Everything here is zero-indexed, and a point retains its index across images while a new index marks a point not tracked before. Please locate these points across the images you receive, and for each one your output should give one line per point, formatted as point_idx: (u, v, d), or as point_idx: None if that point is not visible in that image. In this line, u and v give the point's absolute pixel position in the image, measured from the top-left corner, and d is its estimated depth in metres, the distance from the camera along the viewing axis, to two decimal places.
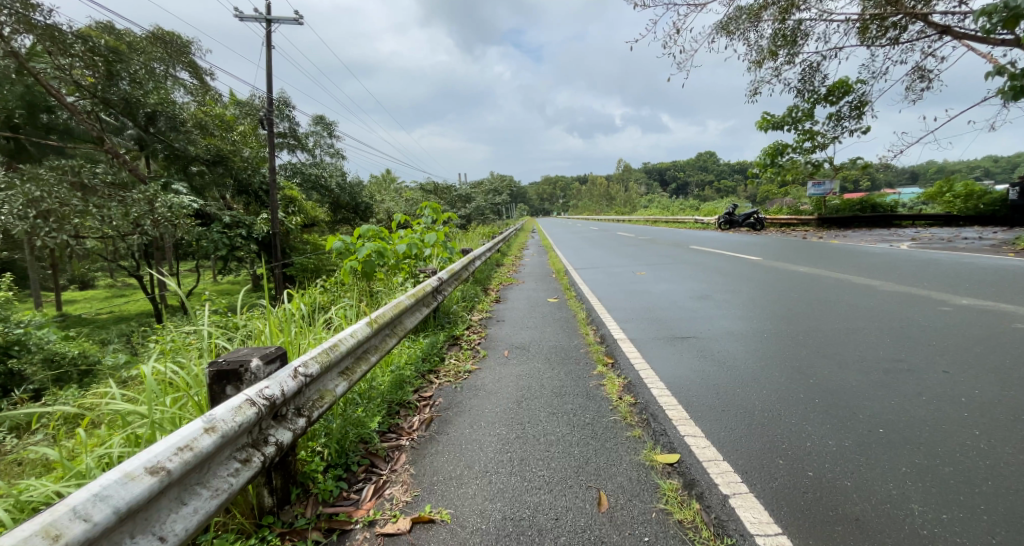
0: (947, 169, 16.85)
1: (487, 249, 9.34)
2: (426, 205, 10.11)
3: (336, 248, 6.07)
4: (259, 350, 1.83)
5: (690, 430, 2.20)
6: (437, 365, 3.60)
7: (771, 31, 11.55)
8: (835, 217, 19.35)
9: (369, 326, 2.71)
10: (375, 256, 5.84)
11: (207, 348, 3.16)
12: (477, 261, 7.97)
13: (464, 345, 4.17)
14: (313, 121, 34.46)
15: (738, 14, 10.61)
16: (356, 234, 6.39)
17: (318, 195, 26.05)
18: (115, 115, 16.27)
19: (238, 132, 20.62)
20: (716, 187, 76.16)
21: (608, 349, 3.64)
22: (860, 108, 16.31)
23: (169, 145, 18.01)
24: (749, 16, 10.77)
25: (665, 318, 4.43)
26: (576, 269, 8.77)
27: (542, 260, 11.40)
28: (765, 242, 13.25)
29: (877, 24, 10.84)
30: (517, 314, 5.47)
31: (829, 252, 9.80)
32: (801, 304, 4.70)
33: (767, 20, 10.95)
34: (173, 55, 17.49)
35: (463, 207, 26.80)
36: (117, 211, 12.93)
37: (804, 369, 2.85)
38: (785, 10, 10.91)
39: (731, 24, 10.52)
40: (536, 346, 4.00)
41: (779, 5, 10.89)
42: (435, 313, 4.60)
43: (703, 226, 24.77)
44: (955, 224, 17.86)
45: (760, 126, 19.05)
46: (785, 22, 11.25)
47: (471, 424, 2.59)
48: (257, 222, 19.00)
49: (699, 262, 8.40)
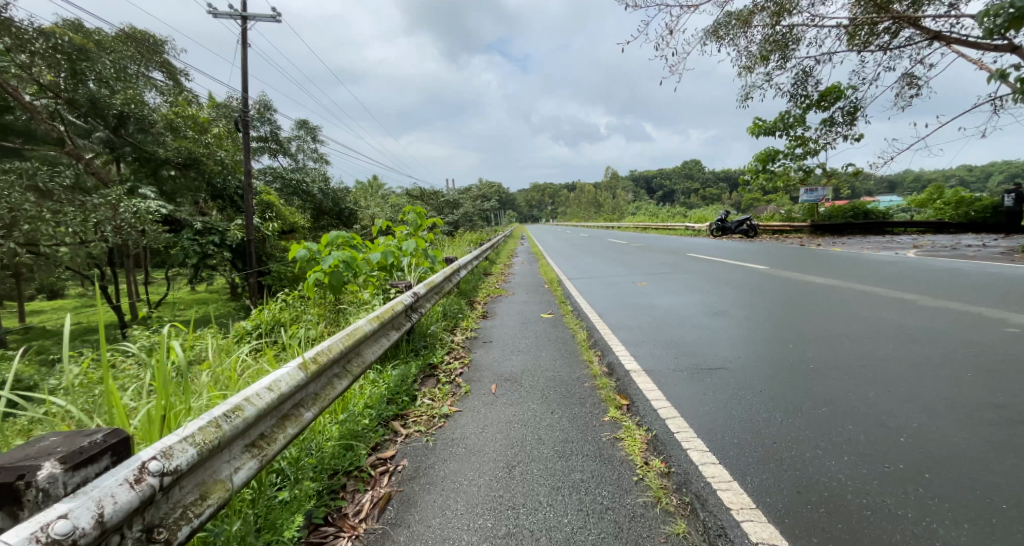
0: (922, 178, 17.18)
1: (472, 257, 8.63)
2: (408, 208, 9.45)
3: (300, 258, 5.35)
4: (74, 440, 1.08)
5: (762, 532, 1.52)
6: (406, 407, 2.86)
7: (762, 37, 11.17)
8: (827, 223, 19.07)
9: (303, 370, 1.96)
10: (343, 268, 5.14)
11: (94, 403, 2.39)
12: (461, 270, 7.25)
13: (442, 376, 3.42)
14: (295, 126, 33.58)
15: (731, 17, 10.16)
16: (324, 242, 5.68)
17: (297, 200, 25.19)
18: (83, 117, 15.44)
19: (214, 135, 19.64)
20: (702, 195, 76.88)
21: (619, 384, 2.93)
22: (852, 114, 16.11)
23: (138, 148, 17.04)
24: (739, 22, 10.39)
25: (682, 340, 3.75)
26: (570, 279, 8.13)
27: (532, 269, 10.74)
28: (762, 249, 12.76)
29: (866, 30, 10.53)
30: (506, 334, 4.75)
31: (834, 261, 9.28)
32: (834, 321, 4.08)
33: (757, 25, 10.55)
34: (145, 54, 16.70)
35: (450, 213, 26.02)
36: (74, 217, 11.89)
37: (883, 419, 2.21)
38: (776, 14, 10.50)
39: (721, 28, 10.15)
40: (530, 377, 3.29)
41: (770, 9, 10.48)
42: (408, 337, 3.83)
43: (695, 233, 24.39)
44: (947, 231, 17.67)
45: (752, 132, 18.77)
46: (776, 28, 10.84)
47: (443, 506, 1.87)
48: (231, 228, 17.95)
49: (702, 271, 7.81)
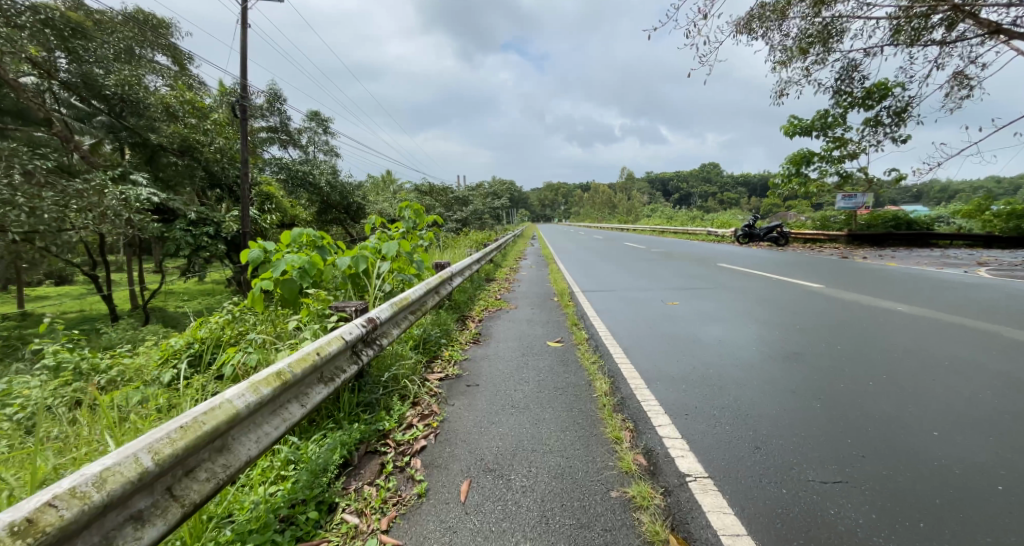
0: (970, 186, 15.67)
1: (472, 261, 7.49)
2: (406, 204, 8.44)
3: (251, 259, 4.25)
4: None
5: None
6: (310, 532, 1.71)
7: (797, 31, 9.75)
8: (866, 233, 17.48)
9: None
10: (299, 276, 4.07)
11: None
12: (456, 278, 6.11)
13: (391, 456, 2.26)
14: (307, 116, 32.93)
15: (767, 4, 8.85)
16: (284, 241, 4.54)
17: (304, 192, 24.32)
18: (83, 99, 15.20)
19: (214, 121, 18.40)
20: (720, 200, 75.04)
21: (672, 509, 1.74)
22: (899, 115, 14.66)
23: (138, 134, 16.35)
24: (776, 13, 9.02)
25: (752, 406, 2.52)
26: (583, 291, 6.96)
27: (542, 275, 9.61)
28: (800, 261, 11.33)
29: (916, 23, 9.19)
30: (500, 371, 3.58)
31: (895, 280, 7.94)
32: (969, 382, 2.83)
33: (796, 16, 9.16)
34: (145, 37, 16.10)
35: (459, 210, 24.83)
36: (51, 201, 10.83)
37: None
38: (818, 5, 9.15)
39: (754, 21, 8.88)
40: (524, 469, 2.12)
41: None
42: (353, 387, 2.67)
43: (719, 239, 22.86)
44: (1001, 245, 16.05)
45: (787, 132, 17.34)
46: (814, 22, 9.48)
47: None
48: (227, 220, 16.97)
49: (743, 288, 6.57)
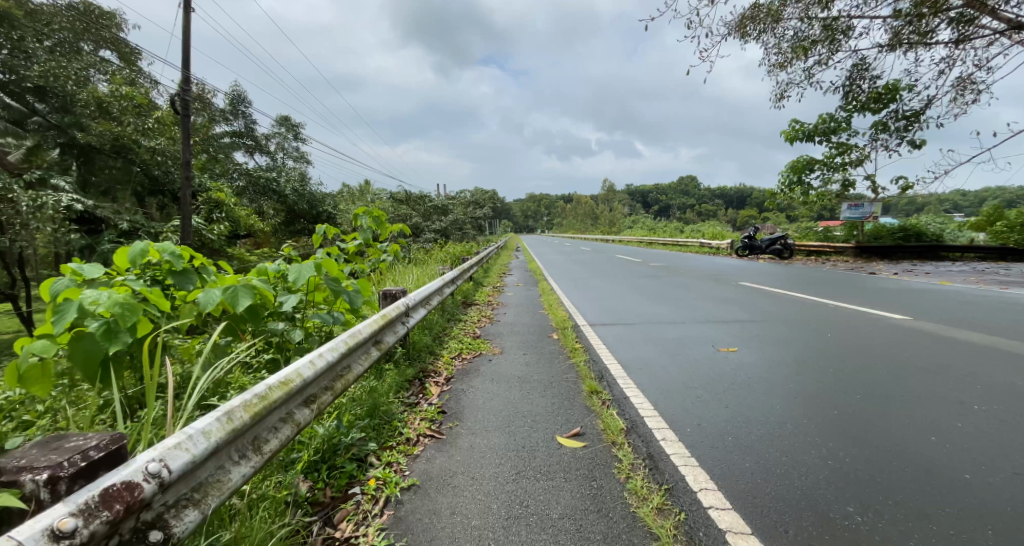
0: (981, 195, 14.65)
1: (442, 283, 5.67)
2: (361, 210, 6.60)
3: (52, 291, 2.34)
4: None
5: None
6: None
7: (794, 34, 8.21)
8: (875, 246, 16.28)
9: None
10: (106, 334, 2.18)
11: None
12: (415, 313, 4.29)
13: None
14: (276, 122, 30.78)
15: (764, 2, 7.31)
16: (121, 264, 2.69)
17: (269, 202, 22.16)
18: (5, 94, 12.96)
19: (159, 120, 15.70)
20: (698, 210, 75.72)
21: None
22: (907, 121, 13.53)
23: (64, 131, 13.84)
24: (772, 11, 7.50)
25: None
26: (589, 324, 5.20)
27: (531, 298, 7.84)
28: (825, 279, 9.83)
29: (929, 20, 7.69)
30: (466, 536, 1.74)
31: (969, 303, 6.38)
32: None
33: (794, 18, 7.67)
34: (81, 30, 14.12)
35: (438, 220, 22.91)
36: None
37: None
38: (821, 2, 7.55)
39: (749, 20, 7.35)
40: None
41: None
42: None
43: (713, 250, 21.53)
44: (1013, 259, 15.07)
45: (788, 137, 16.22)
46: (813, 25, 7.93)
47: None
48: (165, 229, 14.54)
49: (804, 322, 4.88)
